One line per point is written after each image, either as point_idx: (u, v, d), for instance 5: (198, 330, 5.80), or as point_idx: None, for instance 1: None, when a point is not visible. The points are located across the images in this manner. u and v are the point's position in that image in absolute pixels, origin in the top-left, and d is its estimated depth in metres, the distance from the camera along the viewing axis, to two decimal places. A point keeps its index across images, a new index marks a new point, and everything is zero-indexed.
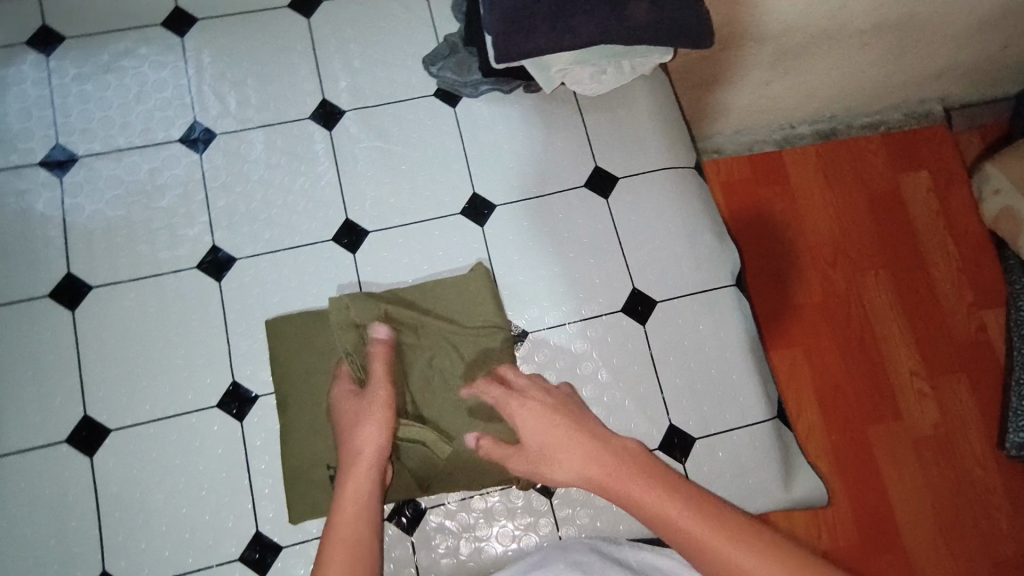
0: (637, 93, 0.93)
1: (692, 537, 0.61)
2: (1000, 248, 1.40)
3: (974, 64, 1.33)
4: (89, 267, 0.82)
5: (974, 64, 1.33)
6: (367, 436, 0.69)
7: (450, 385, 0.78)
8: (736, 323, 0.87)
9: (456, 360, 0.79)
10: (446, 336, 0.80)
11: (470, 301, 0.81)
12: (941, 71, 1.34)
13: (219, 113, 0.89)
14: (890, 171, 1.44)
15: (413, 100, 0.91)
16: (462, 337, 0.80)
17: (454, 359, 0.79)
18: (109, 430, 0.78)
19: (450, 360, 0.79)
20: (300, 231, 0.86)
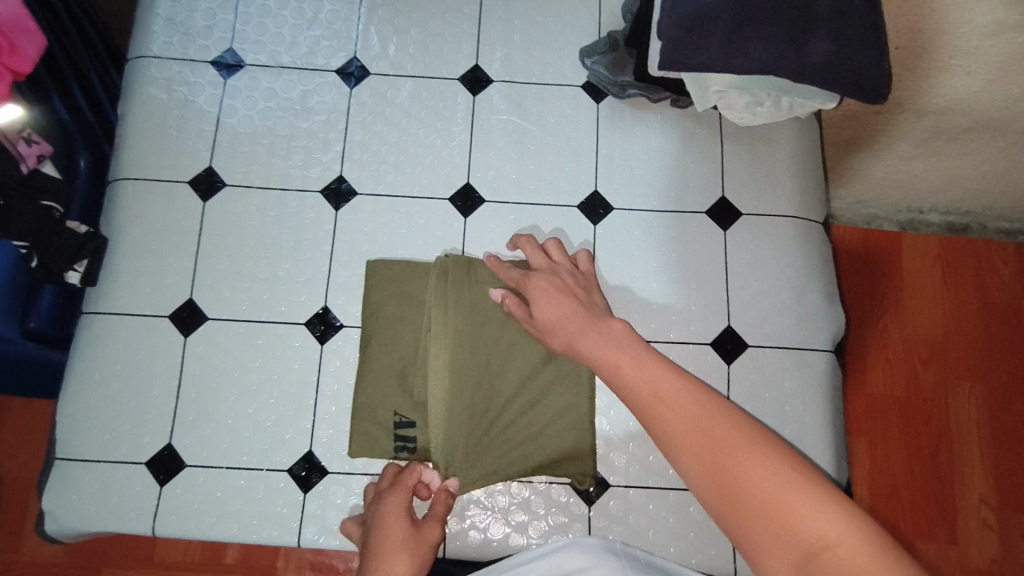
0: (784, 133, 0.91)
1: (673, 412, 0.54)
2: None
3: None
4: (228, 166, 0.87)
5: None
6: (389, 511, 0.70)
7: (532, 372, 0.80)
8: (823, 390, 0.83)
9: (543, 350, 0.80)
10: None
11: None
12: None
13: (377, 54, 0.92)
14: (1017, 283, 1.34)
15: (560, 87, 0.92)
16: None
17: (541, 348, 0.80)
18: (206, 317, 0.83)
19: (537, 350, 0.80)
20: (421, 183, 0.88)
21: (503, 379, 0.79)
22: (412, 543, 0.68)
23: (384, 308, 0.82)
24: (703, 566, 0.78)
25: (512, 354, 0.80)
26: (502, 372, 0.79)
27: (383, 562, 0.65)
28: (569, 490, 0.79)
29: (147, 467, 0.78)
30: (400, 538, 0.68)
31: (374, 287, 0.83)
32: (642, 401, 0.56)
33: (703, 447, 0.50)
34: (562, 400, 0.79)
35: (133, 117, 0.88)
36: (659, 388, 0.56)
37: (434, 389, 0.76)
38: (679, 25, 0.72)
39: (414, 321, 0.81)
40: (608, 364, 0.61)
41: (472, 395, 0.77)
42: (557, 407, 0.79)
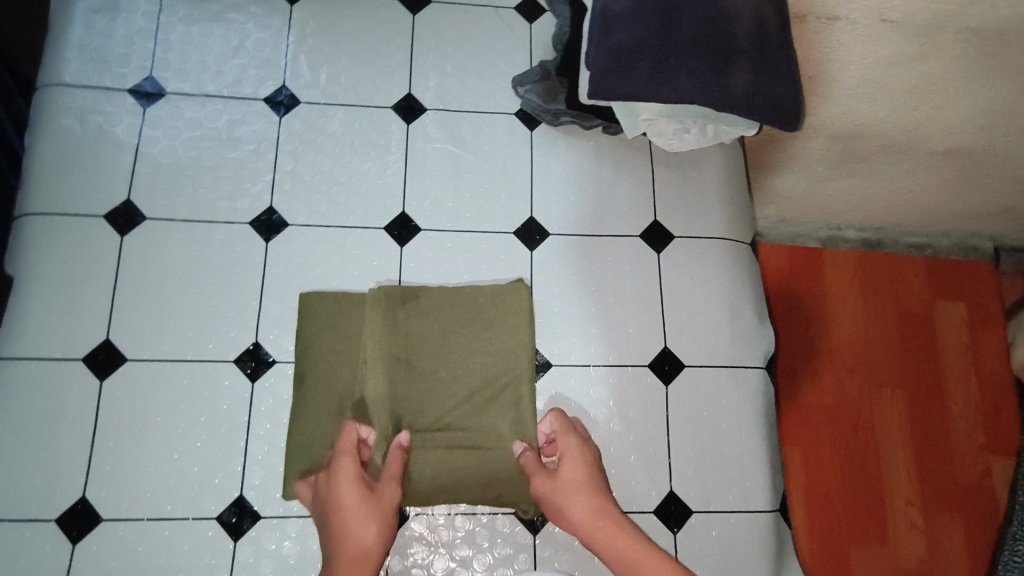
0: (711, 159, 0.94)
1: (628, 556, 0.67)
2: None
3: None
4: (148, 199, 0.83)
5: None
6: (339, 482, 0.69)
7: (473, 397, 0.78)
8: (758, 405, 0.86)
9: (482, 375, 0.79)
10: (475, 351, 0.79)
11: (506, 323, 0.81)
12: (1000, 208, 1.36)
13: (307, 83, 0.91)
14: (927, 294, 1.42)
15: (495, 115, 0.93)
16: (492, 350, 0.80)
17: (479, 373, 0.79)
18: (126, 359, 0.78)
19: (477, 374, 0.79)
20: (356, 212, 0.86)
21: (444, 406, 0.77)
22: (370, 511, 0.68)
23: (316, 342, 0.79)
24: None
25: (452, 381, 0.78)
26: (443, 399, 0.77)
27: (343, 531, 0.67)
28: (514, 520, 0.78)
29: (59, 524, 0.72)
30: (355, 508, 0.68)
31: (306, 316, 0.80)
32: (613, 551, 0.68)
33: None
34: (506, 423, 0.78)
35: (42, 149, 0.83)
36: (622, 541, 0.68)
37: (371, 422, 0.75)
38: (608, 56, 0.74)
39: (347, 353, 0.78)
40: (584, 522, 0.70)
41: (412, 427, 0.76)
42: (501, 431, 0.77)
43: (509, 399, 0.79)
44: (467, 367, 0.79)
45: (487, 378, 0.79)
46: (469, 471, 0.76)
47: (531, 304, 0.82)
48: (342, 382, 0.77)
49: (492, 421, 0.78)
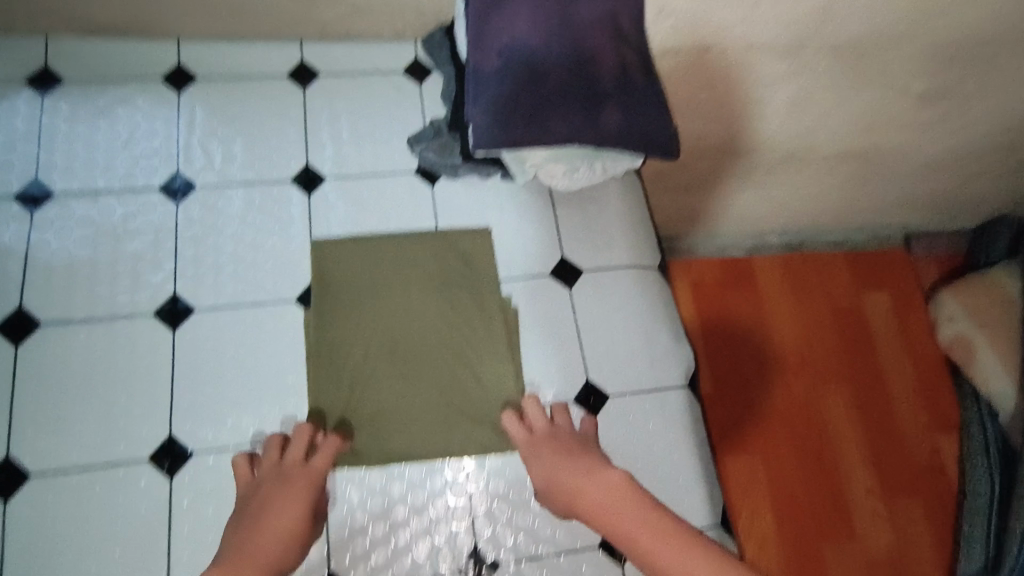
0: (609, 192, 0.98)
1: (619, 534, 0.63)
2: (955, 374, 1.44)
3: (933, 196, 1.43)
4: (43, 304, 0.81)
5: (933, 196, 1.43)
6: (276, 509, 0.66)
7: (434, 248, 0.91)
8: (686, 424, 0.87)
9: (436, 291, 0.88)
10: (415, 329, 0.85)
11: (444, 252, 0.91)
12: (902, 202, 1.44)
13: (203, 167, 0.91)
14: (852, 290, 1.51)
15: (395, 175, 0.95)
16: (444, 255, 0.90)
17: (426, 269, 0.89)
18: (30, 474, 0.74)
19: (434, 340, 0.85)
20: (264, 289, 0.86)
21: (436, 367, 0.84)
22: (294, 532, 0.65)
23: (343, 391, 0.81)
24: None
25: (414, 288, 0.87)
26: (428, 365, 0.84)
27: (278, 506, 0.66)
28: None
29: None
30: (291, 519, 0.66)
31: (317, 304, 0.85)
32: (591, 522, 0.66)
33: (650, 535, 0.61)
34: (474, 329, 0.87)
35: None
36: (618, 518, 0.64)
37: (402, 441, 0.80)
38: (487, 110, 0.78)
39: (382, 326, 0.85)
40: (564, 480, 0.70)
41: (429, 329, 0.85)
42: (474, 288, 0.89)
43: (465, 306, 0.88)
44: (425, 342, 0.85)
45: (435, 293, 0.88)
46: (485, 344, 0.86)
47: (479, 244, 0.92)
48: (410, 446, 0.80)
49: (466, 307, 0.88)
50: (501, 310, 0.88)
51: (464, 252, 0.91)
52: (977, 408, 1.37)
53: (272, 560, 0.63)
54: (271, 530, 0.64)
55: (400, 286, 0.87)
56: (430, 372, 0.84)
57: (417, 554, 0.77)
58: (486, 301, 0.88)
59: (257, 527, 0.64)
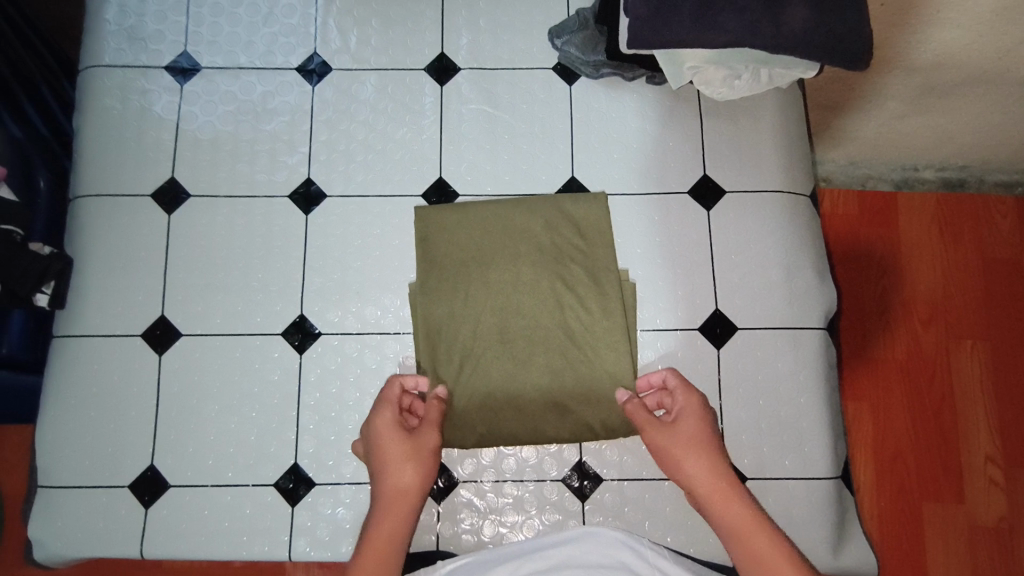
0: (767, 104, 0.87)
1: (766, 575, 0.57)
2: None
3: None
4: (191, 176, 0.85)
5: None
6: (408, 478, 0.64)
7: (543, 220, 0.81)
8: (818, 367, 0.81)
9: (548, 265, 0.80)
10: (527, 307, 0.79)
11: (549, 216, 0.82)
12: None
13: (338, 49, 0.89)
14: (1016, 236, 1.27)
15: (531, 71, 0.89)
16: (552, 224, 0.81)
17: (536, 241, 0.81)
18: (180, 334, 0.81)
19: (549, 320, 0.78)
20: (392, 179, 0.85)
21: (550, 350, 0.78)
22: (412, 497, 0.64)
23: (454, 372, 0.77)
24: (702, 555, 0.77)
25: (523, 262, 0.80)
26: (541, 349, 0.78)
27: (393, 473, 0.65)
28: (562, 487, 0.79)
29: (132, 490, 0.77)
30: (407, 488, 0.64)
31: (423, 275, 0.80)
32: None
33: None
34: (590, 313, 0.79)
35: (89, 130, 0.85)
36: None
37: (509, 426, 0.77)
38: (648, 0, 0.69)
39: (494, 304, 0.79)
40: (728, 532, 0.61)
41: (539, 305, 0.79)
42: (589, 265, 0.80)
43: (578, 283, 0.80)
44: (539, 322, 0.78)
45: (548, 269, 0.80)
46: (597, 329, 0.78)
47: (603, 214, 0.82)
48: (522, 428, 0.77)
49: (579, 283, 0.80)
50: (619, 294, 0.79)
51: (576, 221, 0.82)
52: None
53: (396, 531, 0.63)
54: (395, 511, 0.63)
55: (514, 260, 0.80)
56: (544, 353, 0.78)
57: (523, 457, 0.79)
58: (603, 280, 0.79)
59: (386, 506, 0.64)
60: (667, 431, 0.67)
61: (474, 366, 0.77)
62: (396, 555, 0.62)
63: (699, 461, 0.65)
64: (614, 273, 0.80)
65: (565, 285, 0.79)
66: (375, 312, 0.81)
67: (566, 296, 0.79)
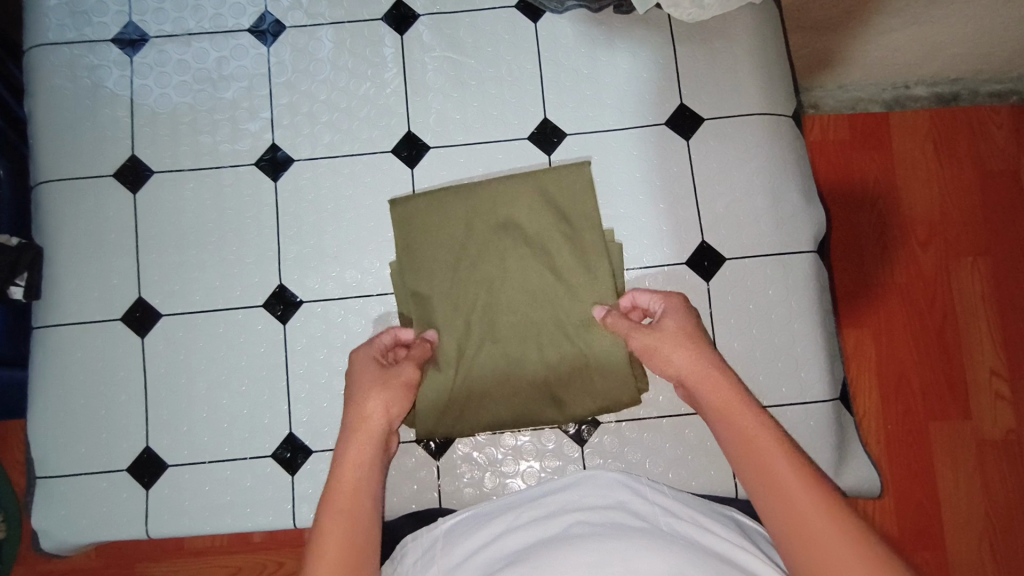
0: (742, 24, 0.83)
1: (755, 452, 0.55)
2: None
3: None
4: (152, 152, 0.82)
5: None
6: (375, 406, 0.63)
7: (534, 183, 0.79)
8: (811, 290, 0.79)
9: (525, 237, 0.78)
10: (510, 282, 0.78)
11: (521, 182, 0.79)
12: None
13: (290, 5, 0.85)
14: (1012, 146, 1.23)
15: (494, 10, 0.85)
16: (526, 191, 0.78)
17: (511, 211, 0.78)
18: (161, 314, 0.79)
19: (533, 294, 0.78)
20: (360, 138, 0.82)
21: (537, 326, 0.77)
22: (380, 423, 0.63)
23: (443, 347, 0.77)
24: (705, 488, 0.76)
25: (500, 232, 0.78)
26: (527, 327, 0.77)
27: (361, 398, 0.64)
28: (559, 434, 0.78)
29: (131, 473, 0.77)
30: (374, 414, 0.63)
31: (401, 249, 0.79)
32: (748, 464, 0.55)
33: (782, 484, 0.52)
34: (574, 283, 0.78)
35: (41, 113, 0.82)
36: (773, 454, 0.55)
37: (499, 404, 0.77)
38: None
39: (473, 269, 0.78)
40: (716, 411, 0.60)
41: (520, 281, 0.78)
42: (569, 233, 0.78)
43: (559, 252, 0.78)
44: (523, 292, 0.78)
45: (535, 233, 0.78)
46: (584, 297, 0.77)
47: (583, 177, 0.78)
48: (512, 408, 0.77)
49: (560, 252, 0.78)
50: (604, 259, 0.77)
51: (552, 186, 0.79)
52: None
53: (363, 460, 0.60)
54: (361, 437, 0.62)
55: (497, 224, 0.78)
56: (529, 325, 0.77)
57: None
58: (585, 244, 0.78)
59: (354, 429, 0.62)
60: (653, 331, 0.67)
61: (461, 351, 0.77)
62: (367, 487, 0.59)
63: (681, 344, 0.64)
64: (602, 241, 0.78)
65: (545, 258, 0.78)
66: (355, 275, 0.80)
67: (547, 269, 0.78)
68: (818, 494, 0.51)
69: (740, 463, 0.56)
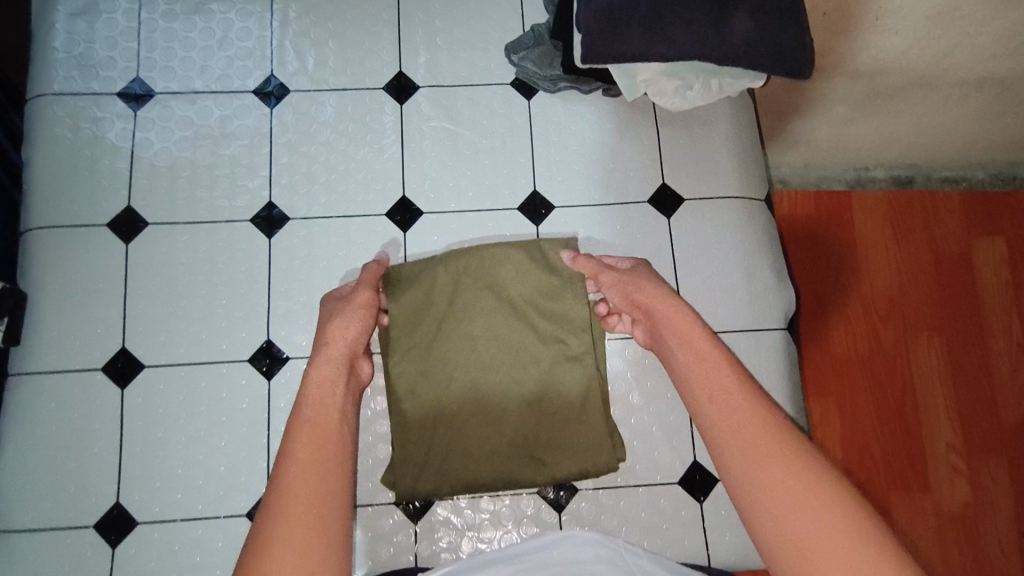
0: (720, 113, 0.89)
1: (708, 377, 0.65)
2: None
3: None
4: (148, 204, 0.83)
5: None
6: (339, 328, 0.71)
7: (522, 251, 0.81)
8: (782, 366, 0.83)
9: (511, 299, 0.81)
10: (495, 342, 0.80)
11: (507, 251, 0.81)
12: None
13: (295, 70, 0.88)
14: (963, 231, 1.31)
15: (490, 87, 0.89)
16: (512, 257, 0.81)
17: (496, 277, 0.81)
18: (143, 365, 0.79)
19: (517, 353, 0.80)
20: (355, 200, 0.85)
21: (520, 385, 0.79)
22: (347, 345, 0.70)
23: (428, 409, 0.78)
24: (679, 558, 0.77)
25: (486, 295, 0.81)
26: (510, 386, 0.79)
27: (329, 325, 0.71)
28: (538, 500, 0.79)
29: (98, 529, 0.75)
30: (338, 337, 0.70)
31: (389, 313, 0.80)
32: (704, 383, 0.64)
33: (721, 395, 0.63)
34: (557, 345, 0.81)
35: (38, 159, 0.83)
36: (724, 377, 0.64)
37: (481, 466, 0.77)
38: (599, 15, 0.70)
39: (463, 331, 0.80)
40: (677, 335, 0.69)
41: (506, 338, 0.80)
42: (554, 296, 0.81)
43: (543, 314, 0.81)
44: (509, 353, 0.80)
45: (521, 295, 0.81)
46: (567, 355, 0.80)
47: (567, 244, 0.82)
48: (494, 470, 0.77)
49: (545, 314, 0.81)
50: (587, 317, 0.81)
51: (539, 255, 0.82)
52: None
53: (331, 376, 0.66)
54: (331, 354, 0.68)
55: (485, 290, 0.81)
56: (512, 386, 0.79)
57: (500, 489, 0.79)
58: (569, 306, 0.81)
59: (323, 352, 0.68)
60: (627, 274, 0.76)
61: (446, 407, 0.78)
62: (336, 395, 0.64)
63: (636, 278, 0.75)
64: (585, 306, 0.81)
65: (529, 317, 0.81)
66: None
67: (531, 328, 0.81)
68: (784, 444, 0.58)
69: (691, 381, 0.66)
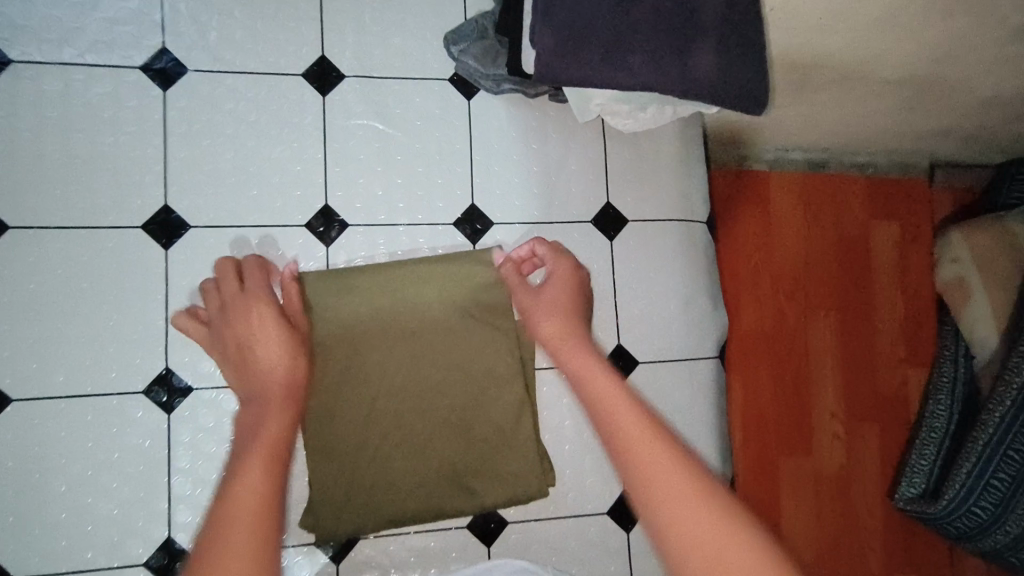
0: (668, 130, 0.86)
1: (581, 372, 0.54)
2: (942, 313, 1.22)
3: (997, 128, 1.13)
4: (8, 202, 0.69)
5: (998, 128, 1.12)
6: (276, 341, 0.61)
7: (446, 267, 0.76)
8: (711, 395, 0.84)
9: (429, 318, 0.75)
10: (410, 366, 0.74)
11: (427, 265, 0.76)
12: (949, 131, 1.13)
13: (194, 45, 0.74)
14: (865, 213, 1.21)
15: (427, 82, 0.80)
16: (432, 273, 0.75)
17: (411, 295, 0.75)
18: (10, 398, 0.68)
19: (439, 379, 0.75)
20: (269, 207, 0.75)
21: (443, 414, 0.75)
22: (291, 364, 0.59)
23: (343, 446, 0.73)
24: None
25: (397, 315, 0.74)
26: (433, 416, 0.75)
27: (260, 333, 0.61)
28: (466, 534, 0.77)
29: None
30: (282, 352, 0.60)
31: None
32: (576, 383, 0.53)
33: (601, 394, 0.50)
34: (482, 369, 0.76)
35: None
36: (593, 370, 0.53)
37: (407, 502, 0.74)
38: (557, 33, 0.63)
39: (375, 357, 0.74)
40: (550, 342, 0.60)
41: (428, 363, 0.75)
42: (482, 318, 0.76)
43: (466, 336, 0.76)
44: (429, 379, 0.75)
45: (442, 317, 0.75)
46: (493, 381, 0.76)
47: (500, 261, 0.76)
48: (421, 505, 0.74)
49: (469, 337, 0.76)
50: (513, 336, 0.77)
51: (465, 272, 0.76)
52: (955, 348, 1.17)
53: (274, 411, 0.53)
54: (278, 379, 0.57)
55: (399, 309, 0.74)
56: (435, 415, 0.75)
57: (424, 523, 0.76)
58: (497, 325, 0.77)
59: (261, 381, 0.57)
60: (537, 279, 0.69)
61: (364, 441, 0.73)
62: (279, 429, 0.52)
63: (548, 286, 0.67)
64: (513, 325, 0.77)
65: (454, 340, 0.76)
66: None
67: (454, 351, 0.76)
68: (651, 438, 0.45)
69: (569, 380, 0.54)
